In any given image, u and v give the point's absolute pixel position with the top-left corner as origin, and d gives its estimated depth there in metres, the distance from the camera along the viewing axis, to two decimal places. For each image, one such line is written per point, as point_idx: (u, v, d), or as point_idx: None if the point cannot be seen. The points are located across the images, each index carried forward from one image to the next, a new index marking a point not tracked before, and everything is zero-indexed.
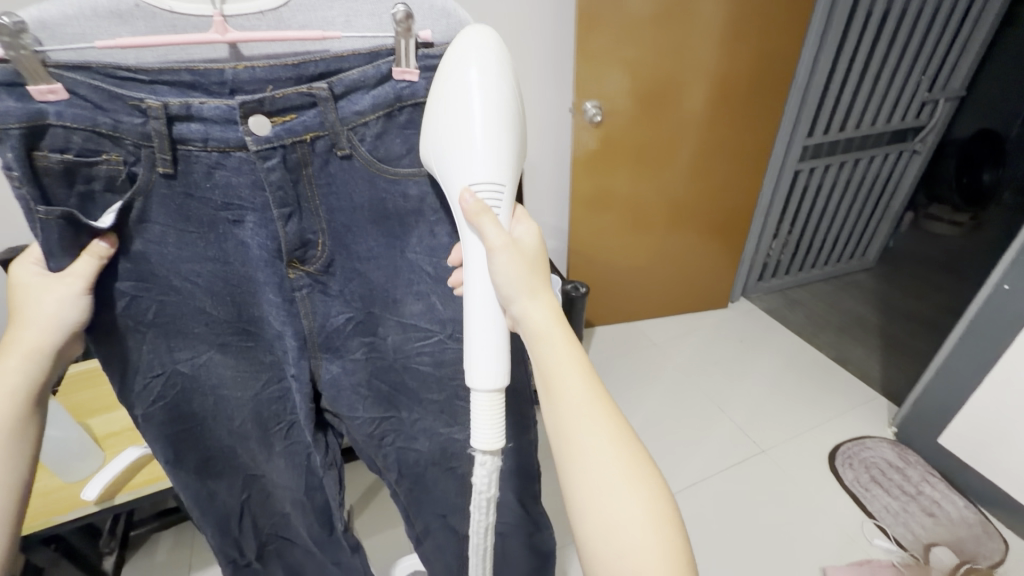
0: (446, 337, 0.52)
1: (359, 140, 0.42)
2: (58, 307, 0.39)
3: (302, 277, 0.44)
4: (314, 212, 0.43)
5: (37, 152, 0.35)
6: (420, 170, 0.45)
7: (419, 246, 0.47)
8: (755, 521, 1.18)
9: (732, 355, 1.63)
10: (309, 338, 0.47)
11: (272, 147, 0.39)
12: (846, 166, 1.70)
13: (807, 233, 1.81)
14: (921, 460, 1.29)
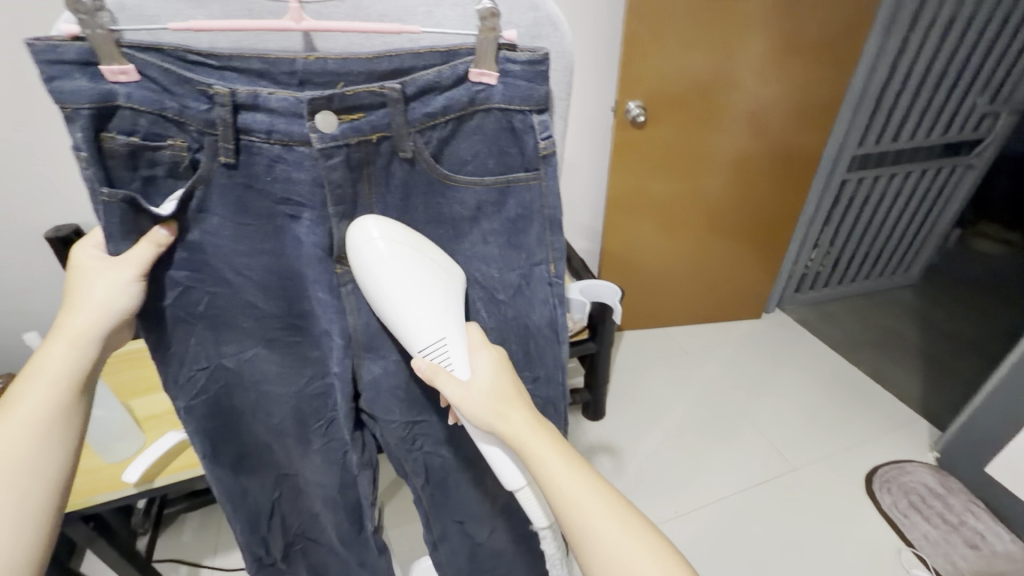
0: None
1: (424, 142, 0.42)
2: (108, 292, 0.39)
3: (350, 274, 0.44)
4: (369, 208, 0.43)
5: (105, 134, 0.36)
6: (484, 178, 0.45)
7: (469, 251, 0.47)
8: (784, 541, 1.14)
9: (765, 369, 1.58)
10: (353, 338, 0.47)
11: (335, 145, 0.39)
12: (896, 178, 1.63)
13: (850, 245, 1.74)
14: (964, 488, 1.23)
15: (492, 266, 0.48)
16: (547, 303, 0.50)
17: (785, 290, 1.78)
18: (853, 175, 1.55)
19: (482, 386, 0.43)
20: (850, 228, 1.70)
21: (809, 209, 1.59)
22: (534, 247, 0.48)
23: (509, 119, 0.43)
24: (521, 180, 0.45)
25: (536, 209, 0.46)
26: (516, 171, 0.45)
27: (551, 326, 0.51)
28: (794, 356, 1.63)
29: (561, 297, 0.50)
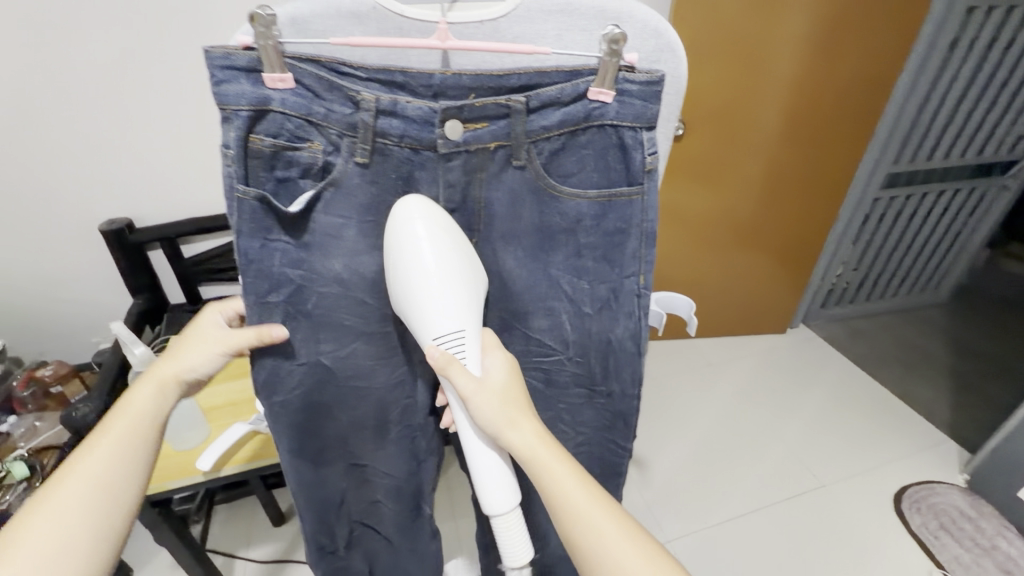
0: (566, 357, 0.53)
1: (537, 153, 0.44)
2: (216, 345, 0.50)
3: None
4: (476, 212, 0.47)
5: (253, 135, 0.40)
6: (588, 191, 0.46)
7: (563, 263, 0.49)
8: (814, 558, 1.14)
9: (791, 384, 1.58)
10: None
11: (457, 151, 0.43)
12: (928, 198, 1.63)
13: (879, 264, 1.74)
14: (996, 512, 1.22)
15: (586, 277, 0.49)
16: (633, 318, 0.51)
17: (812, 304, 1.77)
18: (885, 194, 1.55)
19: (495, 386, 0.45)
20: (880, 245, 1.70)
21: (840, 225, 1.59)
22: (627, 262, 0.48)
23: (620, 136, 0.45)
24: (624, 196, 0.46)
25: (635, 223, 0.47)
26: (620, 185, 0.46)
27: (633, 341, 0.52)
28: (820, 373, 1.62)
29: (645, 314, 0.50)
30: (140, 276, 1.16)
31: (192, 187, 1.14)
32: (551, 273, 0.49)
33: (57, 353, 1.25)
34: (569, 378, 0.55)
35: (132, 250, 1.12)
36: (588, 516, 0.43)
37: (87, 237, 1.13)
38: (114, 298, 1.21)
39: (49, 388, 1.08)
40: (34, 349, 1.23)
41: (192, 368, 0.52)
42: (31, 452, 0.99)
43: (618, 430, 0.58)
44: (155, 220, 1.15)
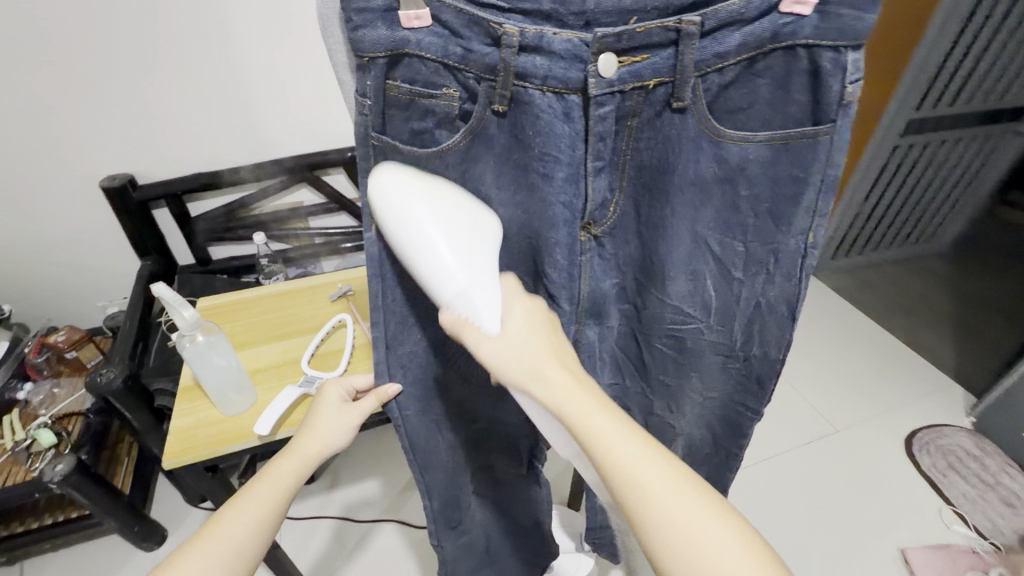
0: (706, 325, 0.52)
1: (703, 90, 0.41)
2: (337, 429, 0.55)
3: (590, 240, 0.47)
4: (621, 168, 0.45)
5: (391, 82, 0.41)
6: (759, 132, 0.43)
7: (712, 222, 0.47)
8: (830, 498, 1.19)
9: (802, 331, 1.61)
10: (580, 304, 0.50)
11: (610, 92, 0.40)
12: (947, 144, 1.56)
13: (891, 212, 1.70)
14: (1001, 451, 1.27)
15: (736, 238, 0.48)
16: (791, 279, 0.49)
17: (822, 256, 1.79)
18: (905, 141, 1.51)
19: (517, 342, 0.40)
20: (894, 197, 1.67)
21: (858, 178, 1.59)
22: (798, 217, 0.46)
23: (816, 59, 0.40)
24: (804, 138, 0.42)
25: (815, 170, 0.43)
26: (799, 127, 0.42)
27: (789, 303, 0.50)
28: (830, 321, 1.65)
29: (808, 276, 0.48)
30: (149, 237, 1.10)
31: (197, 140, 1.06)
32: (698, 232, 0.48)
33: (67, 319, 1.21)
34: (705, 345, 0.54)
35: (138, 209, 1.06)
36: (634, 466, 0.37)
37: (88, 197, 1.06)
38: (122, 261, 1.16)
39: (64, 353, 1.03)
40: (42, 315, 1.18)
41: (323, 445, 0.54)
42: (53, 419, 0.96)
43: (751, 393, 0.57)
44: (160, 176, 1.08)
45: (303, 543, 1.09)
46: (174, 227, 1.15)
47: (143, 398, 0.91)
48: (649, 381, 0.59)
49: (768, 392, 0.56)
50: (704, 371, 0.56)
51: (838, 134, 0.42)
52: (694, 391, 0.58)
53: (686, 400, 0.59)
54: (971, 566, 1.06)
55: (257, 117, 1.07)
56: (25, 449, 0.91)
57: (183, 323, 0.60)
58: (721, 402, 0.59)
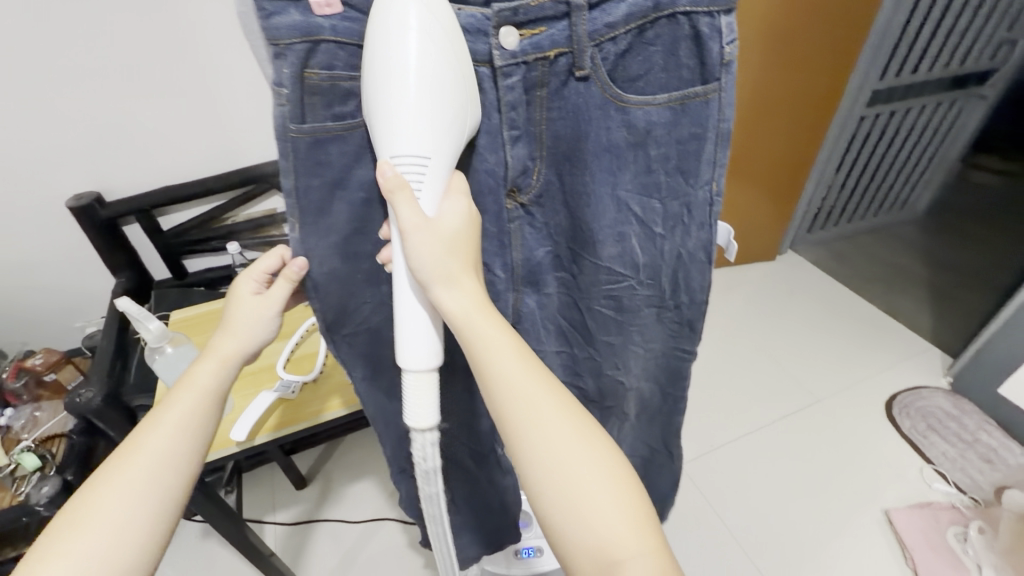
0: (638, 281, 0.54)
1: (600, 59, 0.42)
2: (254, 324, 0.51)
3: (517, 208, 0.48)
4: (539, 136, 0.45)
5: (309, 70, 0.39)
6: (658, 96, 0.43)
7: (631, 182, 0.47)
8: (814, 467, 1.21)
9: (782, 306, 1.63)
10: (514, 269, 0.52)
11: (515, 63, 0.41)
12: (912, 111, 1.59)
13: (864, 183, 1.73)
14: (978, 408, 1.30)
15: (655, 198, 0.48)
16: (704, 228, 0.50)
17: (799, 229, 1.80)
18: (871, 110, 1.53)
19: (448, 234, 0.41)
20: (863, 166, 1.68)
21: (823, 153, 1.60)
22: (702, 169, 0.47)
23: (695, 25, 0.41)
24: (698, 96, 0.43)
25: (711, 125, 0.45)
26: (691, 86, 0.43)
27: (705, 250, 0.52)
28: (809, 294, 1.67)
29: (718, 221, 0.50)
30: (120, 254, 1.09)
31: (160, 153, 1.05)
32: (620, 197, 0.48)
33: (43, 342, 1.19)
34: (640, 300, 0.56)
35: (106, 227, 1.05)
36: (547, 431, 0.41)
37: (51, 218, 1.04)
38: (95, 280, 1.15)
39: (42, 377, 1.05)
40: (17, 340, 1.16)
41: (244, 343, 0.51)
42: (36, 442, 0.95)
43: (684, 336, 0.60)
44: (126, 192, 1.07)
45: (300, 546, 1.10)
46: (145, 243, 1.14)
47: (125, 414, 0.90)
48: (595, 346, 0.60)
49: (698, 333, 0.60)
50: (643, 325, 0.58)
51: (726, 89, 0.43)
52: (637, 345, 0.60)
53: (631, 357, 0.61)
54: (953, 522, 1.09)
55: (219, 125, 1.06)
56: (9, 474, 0.92)
57: (149, 337, 0.60)
58: (661, 353, 0.62)
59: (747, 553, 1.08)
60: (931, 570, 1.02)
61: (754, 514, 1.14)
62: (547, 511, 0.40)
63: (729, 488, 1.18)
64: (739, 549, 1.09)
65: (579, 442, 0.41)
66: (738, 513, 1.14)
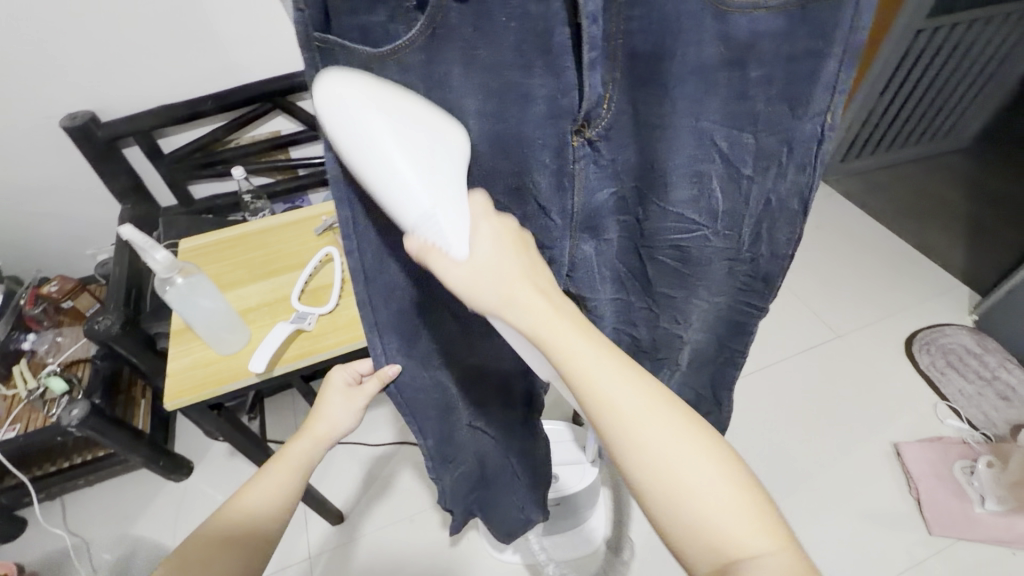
0: (714, 230, 0.47)
1: None
2: (344, 411, 0.55)
3: (582, 144, 0.40)
4: (617, 55, 0.36)
5: None
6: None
7: (717, 113, 0.40)
8: (828, 400, 1.22)
9: (807, 239, 1.57)
10: (573, 216, 0.44)
11: None
12: (976, 25, 1.43)
13: (909, 106, 1.59)
14: (1001, 346, 1.28)
15: (747, 130, 0.41)
16: (804, 171, 0.42)
17: (832, 157, 1.71)
18: (930, 24, 1.38)
19: (487, 264, 0.33)
20: (912, 88, 1.55)
21: (872, 71, 1.49)
22: (816, 97, 0.39)
23: None
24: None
25: (837, 37, 0.36)
26: None
27: (798, 198, 0.44)
28: (836, 227, 1.61)
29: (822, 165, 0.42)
30: (121, 179, 1.05)
31: (156, 69, 0.97)
32: (701, 128, 0.41)
33: (58, 269, 1.19)
34: (712, 252, 0.49)
35: (106, 148, 1.00)
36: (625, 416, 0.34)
37: (50, 141, 0.99)
38: (101, 206, 1.11)
39: (60, 304, 1.04)
40: (31, 267, 1.16)
41: (331, 425, 0.55)
42: (62, 366, 0.99)
43: (756, 291, 0.53)
44: (122, 112, 1.01)
45: (323, 468, 1.14)
46: (148, 167, 1.09)
47: (145, 341, 0.91)
48: (653, 296, 0.54)
49: (774, 287, 0.53)
50: (711, 279, 0.52)
51: None
52: (700, 300, 0.54)
53: (693, 309, 0.55)
54: (961, 456, 1.11)
55: (215, 35, 0.97)
56: (39, 397, 0.93)
57: (159, 266, 0.59)
58: (727, 306, 0.56)
59: None
60: (934, 500, 1.05)
61: (765, 445, 1.16)
62: (694, 543, 0.33)
63: (741, 420, 1.20)
64: None
65: (690, 438, 0.34)
66: (750, 445, 1.16)
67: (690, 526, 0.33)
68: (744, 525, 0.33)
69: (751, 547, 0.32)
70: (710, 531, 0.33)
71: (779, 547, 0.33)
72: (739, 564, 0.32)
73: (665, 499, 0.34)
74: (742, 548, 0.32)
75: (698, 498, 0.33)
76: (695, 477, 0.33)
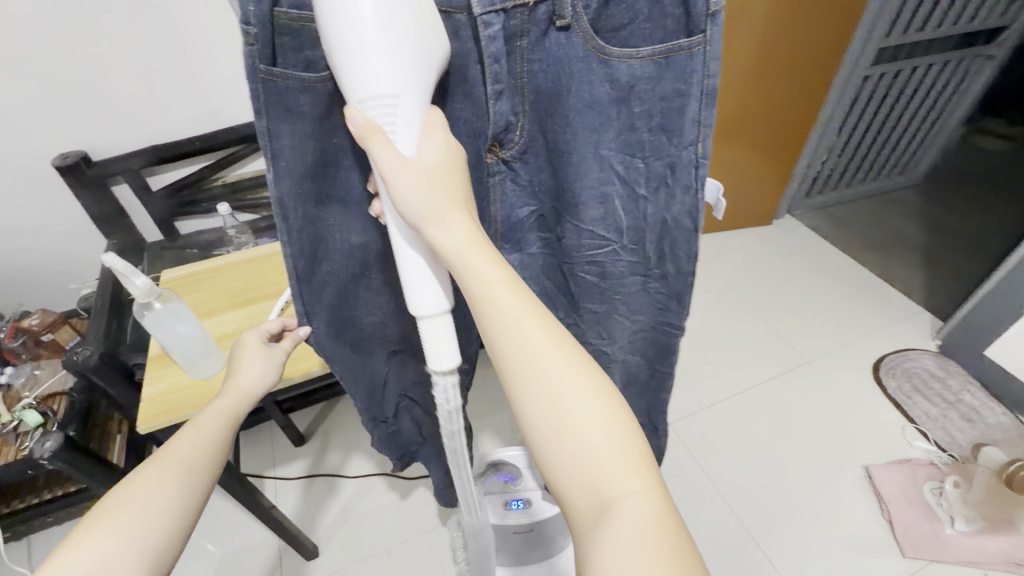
0: (622, 246, 0.51)
1: (583, 7, 0.38)
2: (264, 366, 0.56)
3: (498, 162, 0.47)
4: (520, 90, 0.42)
5: (278, 9, 0.33)
6: (641, 49, 0.40)
7: (614, 142, 0.44)
8: (800, 425, 1.25)
9: (774, 269, 1.64)
10: (494, 227, 0.51)
11: (493, 9, 0.37)
12: (917, 72, 1.56)
13: (864, 145, 1.71)
14: (962, 370, 1.32)
15: (640, 158, 0.45)
16: (689, 191, 0.45)
17: (797, 193, 1.79)
18: (875, 70, 1.50)
19: (431, 171, 0.37)
20: (864, 130, 1.67)
21: (826, 113, 1.58)
22: (686, 128, 0.43)
23: None
24: (682, 50, 0.39)
25: (695, 80, 0.41)
26: (676, 39, 0.39)
27: (691, 218, 0.47)
28: (803, 258, 1.68)
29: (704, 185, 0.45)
30: (110, 215, 1.08)
31: (147, 111, 1.03)
32: (602, 156, 0.45)
33: (39, 303, 1.20)
34: (624, 267, 0.53)
35: (97, 185, 1.04)
36: (524, 348, 0.38)
37: (40, 178, 1.03)
38: (87, 241, 1.14)
39: (40, 336, 1.05)
40: (12, 301, 1.17)
41: (256, 382, 0.55)
42: (38, 399, 0.98)
43: (672, 309, 0.56)
44: (113, 151, 1.05)
45: (296, 502, 1.13)
46: (135, 204, 1.13)
47: (122, 371, 0.93)
48: (580, 313, 0.59)
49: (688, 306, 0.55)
50: (627, 294, 0.56)
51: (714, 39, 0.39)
52: (622, 316, 0.58)
53: (615, 326, 0.59)
54: (930, 478, 1.13)
55: (205, 80, 1.03)
56: (13, 430, 0.93)
57: (137, 292, 0.61)
58: (648, 324, 0.59)
59: (730, 506, 1.12)
60: (906, 522, 1.07)
61: (741, 474, 1.17)
62: (555, 461, 0.38)
63: (718, 449, 1.21)
64: (723, 505, 1.12)
65: (587, 387, 0.38)
66: (727, 474, 1.17)
67: (569, 459, 0.37)
68: (619, 469, 0.37)
69: (621, 487, 0.36)
70: (571, 452, 0.37)
71: (649, 492, 0.36)
72: (610, 503, 0.36)
73: (556, 430, 0.38)
74: (613, 491, 0.36)
75: (580, 442, 0.37)
76: (573, 405, 0.38)
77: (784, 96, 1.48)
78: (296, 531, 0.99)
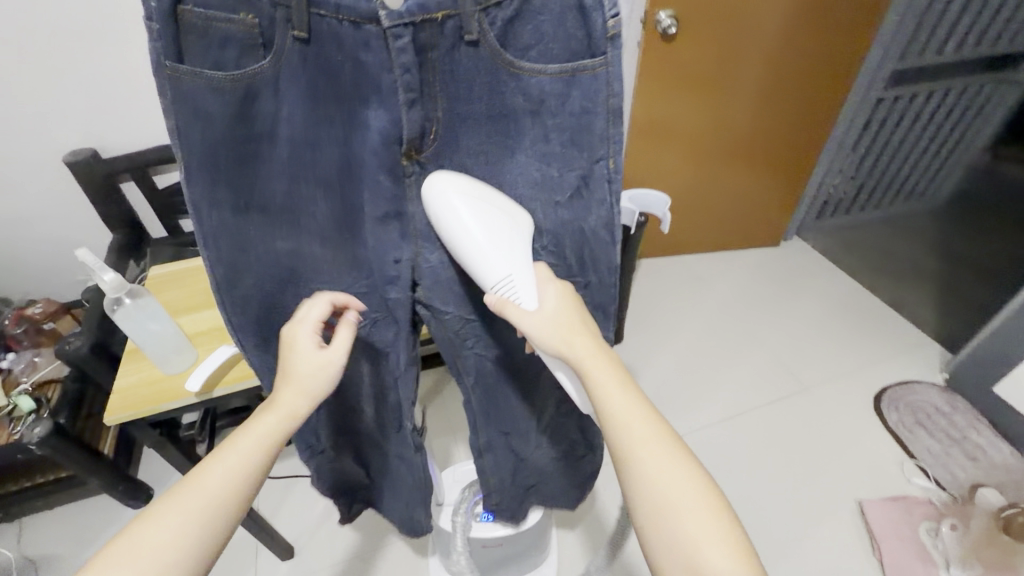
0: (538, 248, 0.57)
1: (488, 23, 0.47)
2: (313, 372, 0.50)
3: (414, 165, 0.51)
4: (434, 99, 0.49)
5: (182, 7, 0.41)
6: (548, 66, 0.49)
7: (531, 149, 0.53)
8: (793, 454, 1.21)
9: (777, 292, 1.60)
10: (413, 234, 0.55)
11: (402, 22, 0.44)
12: (934, 96, 1.53)
13: (877, 169, 1.67)
14: (969, 406, 1.27)
15: (554, 165, 0.54)
16: (604, 206, 0.55)
17: (807, 216, 1.76)
18: (889, 92, 1.47)
19: (553, 313, 0.49)
20: (878, 153, 1.63)
21: (836, 134, 1.55)
22: (596, 144, 0.52)
23: None
24: (588, 70, 0.49)
25: (601, 100, 0.50)
26: (580, 60, 0.49)
27: (607, 230, 0.57)
28: (808, 282, 1.64)
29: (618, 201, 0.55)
30: (115, 211, 1.12)
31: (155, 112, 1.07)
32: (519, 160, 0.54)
33: (45, 293, 1.24)
34: None
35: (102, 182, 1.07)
36: (626, 423, 0.43)
37: (51, 172, 1.07)
38: (94, 234, 1.19)
39: (41, 325, 1.09)
40: (20, 289, 1.21)
41: (305, 397, 0.49)
42: (34, 385, 1.01)
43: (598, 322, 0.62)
44: (121, 149, 1.09)
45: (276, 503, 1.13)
46: (140, 200, 1.17)
47: (112, 363, 0.95)
48: None
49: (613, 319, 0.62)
50: None
51: (613, 68, 0.49)
52: None
53: None
54: (926, 517, 1.08)
55: None
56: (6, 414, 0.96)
57: (106, 286, 0.63)
58: None
59: None
60: (899, 562, 1.02)
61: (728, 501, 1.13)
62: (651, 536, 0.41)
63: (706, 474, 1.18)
64: None
65: (676, 462, 0.42)
66: None
67: (666, 531, 0.40)
68: (707, 535, 0.39)
69: (709, 554, 0.39)
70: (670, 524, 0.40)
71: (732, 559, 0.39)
72: (697, 567, 0.39)
73: (654, 505, 0.41)
74: (701, 556, 0.39)
75: (675, 510, 0.40)
76: (666, 481, 0.41)
77: (794, 117, 1.45)
78: (272, 532, 0.99)
